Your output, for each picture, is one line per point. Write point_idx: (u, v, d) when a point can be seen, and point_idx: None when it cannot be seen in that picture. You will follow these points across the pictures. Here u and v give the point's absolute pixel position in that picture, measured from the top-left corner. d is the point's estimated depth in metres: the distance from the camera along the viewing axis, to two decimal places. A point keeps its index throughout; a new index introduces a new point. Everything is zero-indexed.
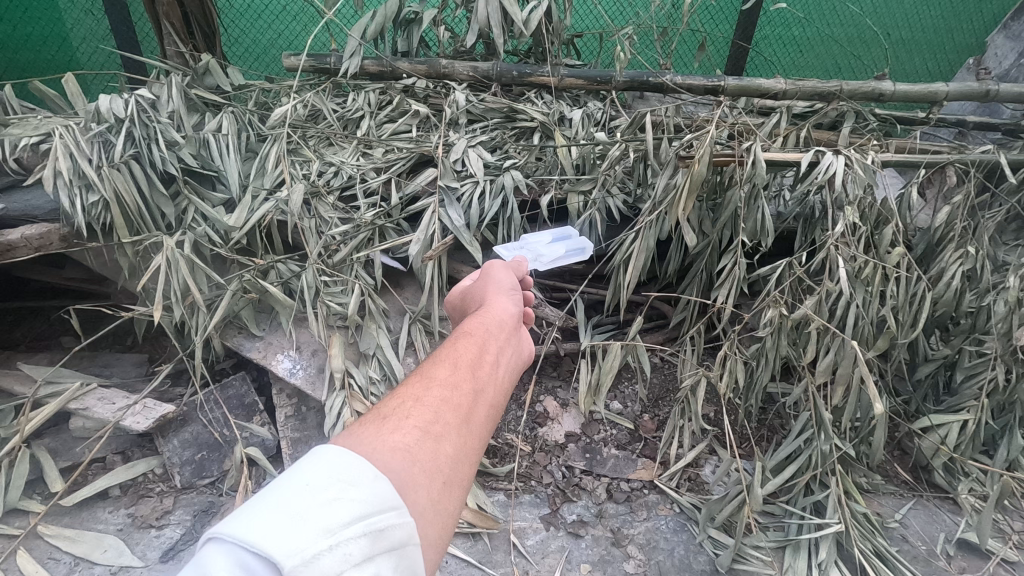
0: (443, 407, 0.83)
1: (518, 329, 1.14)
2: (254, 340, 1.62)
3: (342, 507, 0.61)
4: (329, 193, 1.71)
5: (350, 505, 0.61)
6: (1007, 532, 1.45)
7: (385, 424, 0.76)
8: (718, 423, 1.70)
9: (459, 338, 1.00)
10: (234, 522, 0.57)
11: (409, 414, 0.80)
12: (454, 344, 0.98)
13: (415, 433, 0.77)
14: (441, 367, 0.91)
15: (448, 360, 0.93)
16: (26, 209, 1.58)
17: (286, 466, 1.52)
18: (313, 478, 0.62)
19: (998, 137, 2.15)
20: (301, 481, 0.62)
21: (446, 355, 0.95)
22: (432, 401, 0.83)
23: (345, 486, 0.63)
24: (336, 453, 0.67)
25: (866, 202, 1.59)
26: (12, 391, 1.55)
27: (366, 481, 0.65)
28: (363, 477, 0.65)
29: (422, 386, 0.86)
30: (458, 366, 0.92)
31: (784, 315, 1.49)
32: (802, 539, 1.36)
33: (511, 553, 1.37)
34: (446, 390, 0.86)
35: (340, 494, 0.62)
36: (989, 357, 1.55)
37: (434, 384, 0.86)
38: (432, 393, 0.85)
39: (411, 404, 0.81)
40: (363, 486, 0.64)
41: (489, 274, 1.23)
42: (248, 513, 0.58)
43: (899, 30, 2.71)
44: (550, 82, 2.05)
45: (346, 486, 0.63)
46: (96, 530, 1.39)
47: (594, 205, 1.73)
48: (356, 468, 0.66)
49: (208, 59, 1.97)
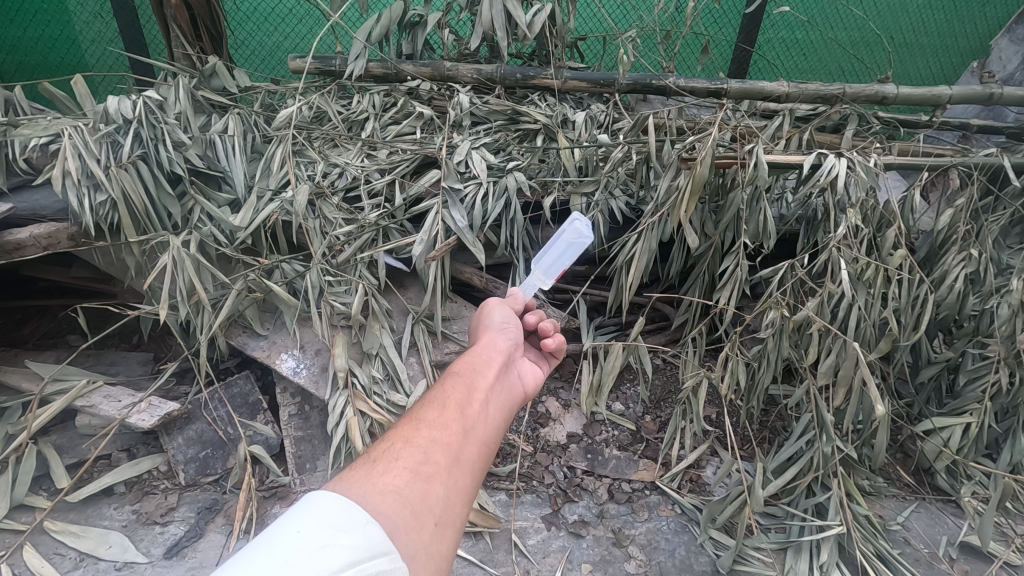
0: (433, 448, 0.86)
1: (508, 366, 1.18)
2: (259, 339, 1.63)
3: (332, 554, 0.63)
4: (333, 194, 1.72)
5: (340, 551, 0.63)
6: (1010, 535, 1.44)
7: (376, 468, 0.80)
8: (720, 425, 1.70)
9: (449, 379, 1.04)
10: (229, 570, 0.60)
11: (399, 456, 0.83)
12: (444, 386, 1.02)
13: (405, 474, 0.80)
14: (430, 409, 0.95)
15: (437, 402, 0.96)
16: (35, 210, 1.62)
17: (289, 465, 1.53)
18: (305, 525, 0.65)
19: (1002, 140, 2.15)
20: (293, 528, 0.64)
21: (435, 396, 0.98)
22: (421, 443, 0.86)
23: (335, 532, 0.65)
24: (328, 499, 0.70)
25: (868, 205, 1.59)
26: (19, 388, 1.56)
27: (356, 528, 0.67)
28: (352, 523, 0.68)
29: (412, 430, 0.90)
30: (446, 406, 0.95)
31: (786, 317, 1.48)
32: (802, 541, 1.36)
33: (511, 552, 1.38)
34: (435, 431, 0.89)
35: (330, 541, 0.64)
36: (992, 360, 1.54)
37: (424, 426, 0.90)
38: (423, 435, 0.88)
39: (400, 447, 0.85)
40: (353, 533, 0.66)
41: (483, 312, 1.28)
42: (241, 564, 0.60)
43: (902, 34, 2.71)
44: (553, 85, 2.07)
45: (337, 532, 0.65)
46: (101, 526, 1.40)
47: (597, 206, 1.74)
48: (346, 513, 0.69)
49: (215, 61, 1.99)
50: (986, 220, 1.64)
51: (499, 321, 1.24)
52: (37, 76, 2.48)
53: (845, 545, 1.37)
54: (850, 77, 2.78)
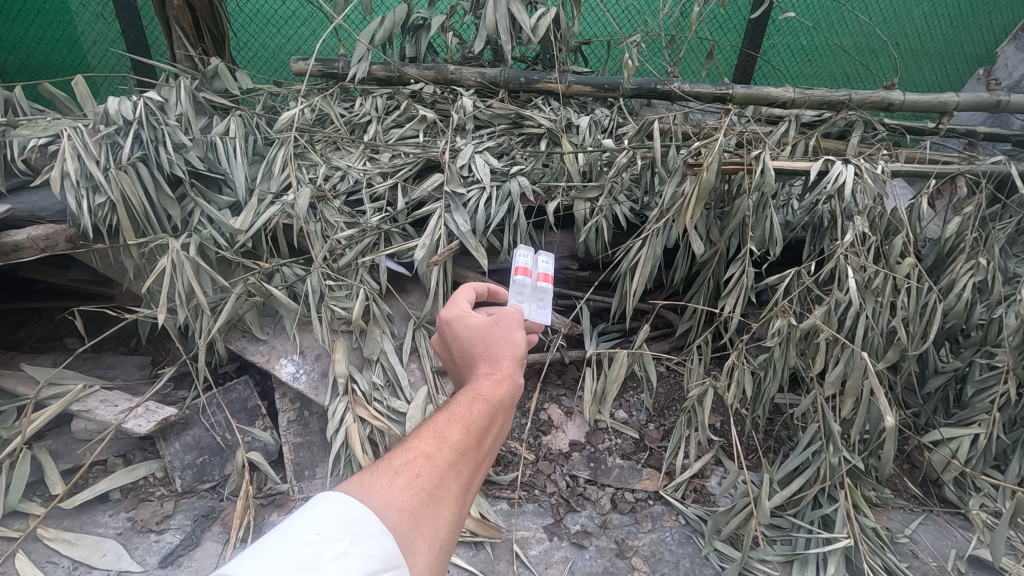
0: (449, 471, 0.82)
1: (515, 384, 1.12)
2: (259, 344, 1.61)
3: (351, 562, 0.62)
4: (335, 197, 1.71)
5: (358, 560, 0.63)
6: (1020, 549, 1.41)
7: (396, 480, 0.76)
8: (725, 434, 1.68)
9: (469, 393, 0.97)
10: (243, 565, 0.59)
11: (419, 473, 0.78)
12: (466, 402, 0.95)
13: (423, 494, 0.76)
14: (451, 425, 0.89)
15: (459, 420, 0.90)
16: (33, 210, 1.60)
17: (287, 472, 1.52)
18: (324, 528, 0.64)
19: (1009, 148, 2.13)
20: (311, 530, 0.63)
21: (456, 411, 0.92)
22: (440, 462, 0.82)
23: (353, 539, 0.64)
24: (345, 501, 0.68)
25: (876, 212, 1.57)
26: (14, 392, 1.55)
27: (371, 535, 0.66)
28: (368, 531, 0.66)
29: (433, 446, 0.84)
30: (468, 427, 0.90)
31: (793, 325, 1.46)
32: (810, 554, 1.33)
33: (513, 563, 1.36)
34: (454, 452, 0.85)
35: (348, 548, 0.63)
36: (1000, 370, 1.52)
37: (444, 443, 0.85)
38: (441, 453, 0.83)
39: (421, 462, 0.80)
40: (369, 542, 0.65)
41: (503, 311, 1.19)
42: (259, 558, 0.59)
43: (909, 41, 2.70)
44: (557, 89, 2.04)
45: (355, 540, 0.64)
46: (96, 533, 1.38)
47: (601, 212, 1.71)
48: (362, 520, 0.67)
49: (217, 62, 1.98)
50: (994, 229, 1.61)
51: (517, 335, 1.14)
52: (39, 77, 2.47)
53: (853, 558, 1.35)
54: (855, 84, 2.78)
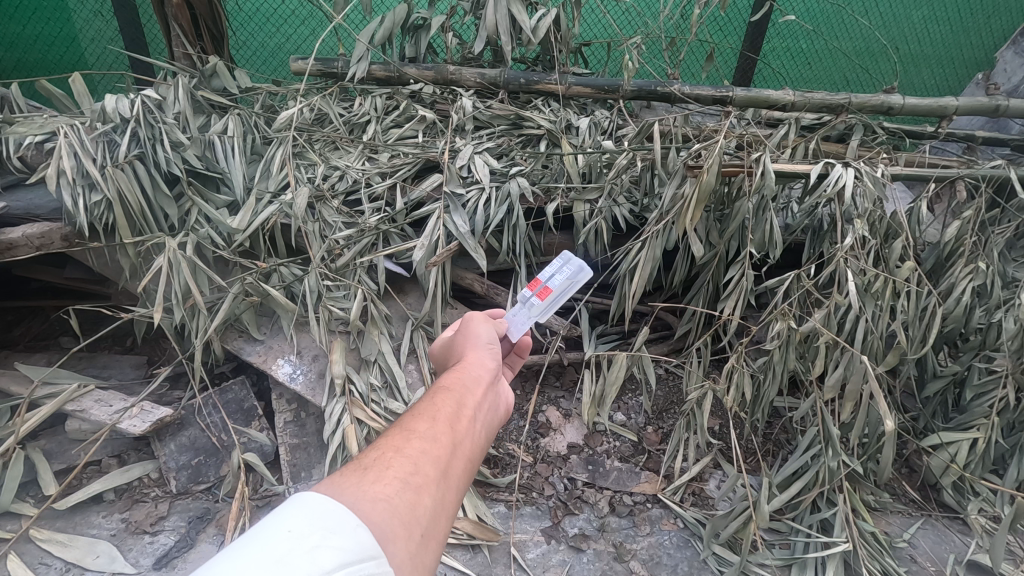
0: (423, 459, 0.80)
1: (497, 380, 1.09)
2: (255, 344, 1.60)
3: (324, 555, 0.61)
4: (333, 197, 1.70)
5: (331, 552, 0.61)
6: (1018, 554, 1.41)
7: (367, 476, 0.75)
8: (724, 437, 1.68)
9: (439, 389, 0.96)
10: (218, 567, 0.58)
11: (390, 465, 0.77)
12: (434, 396, 0.94)
13: (397, 484, 0.75)
14: (421, 419, 0.88)
15: (428, 413, 0.89)
16: (28, 209, 1.58)
17: (284, 474, 1.50)
18: (295, 524, 0.63)
19: (1008, 153, 2.12)
20: (282, 527, 0.62)
21: (427, 406, 0.91)
22: (412, 453, 0.80)
23: (326, 533, 0.63)
24: (318, 499, 0.67)
25: (876, 215, 1.55)
26: (8, 391, 1.53)
27: (346, 529, 0.65)
28: (342, 525, 0.65)
29: (404, 439, 0.83)
30: (437, 418, 0.88)
31: (792, 328, 1.46)
32: (809, 558, 1.32)
33: (510, 567, 1.34)
34: (426, 442, 0.83)
35: (321, 542, 0.62)
36: (999, 375, 1.51)
37: (415, 436, 0.84)
38: (414, 444, 0.82)
39: (391, 456, 0.79)
40: (344, 535, 0.64)
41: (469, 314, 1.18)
42: (228, 559, 0.58)
43: (908, 46, 2.71)
44: (557, 90, 2.04)
45: (329, 534, 0.63)
46: (89, 535, 1.36)
47: (601, 213, 1.70)
48: (335, 514, 0.66)
49: (215, 60, 1.96)
50: (992, 233, 1.62)
51: (483, 329, 1.14)
52: (36, 74, 2.45)
53: (852, 562, 1.34)
54: (855, 88, 2.78)
